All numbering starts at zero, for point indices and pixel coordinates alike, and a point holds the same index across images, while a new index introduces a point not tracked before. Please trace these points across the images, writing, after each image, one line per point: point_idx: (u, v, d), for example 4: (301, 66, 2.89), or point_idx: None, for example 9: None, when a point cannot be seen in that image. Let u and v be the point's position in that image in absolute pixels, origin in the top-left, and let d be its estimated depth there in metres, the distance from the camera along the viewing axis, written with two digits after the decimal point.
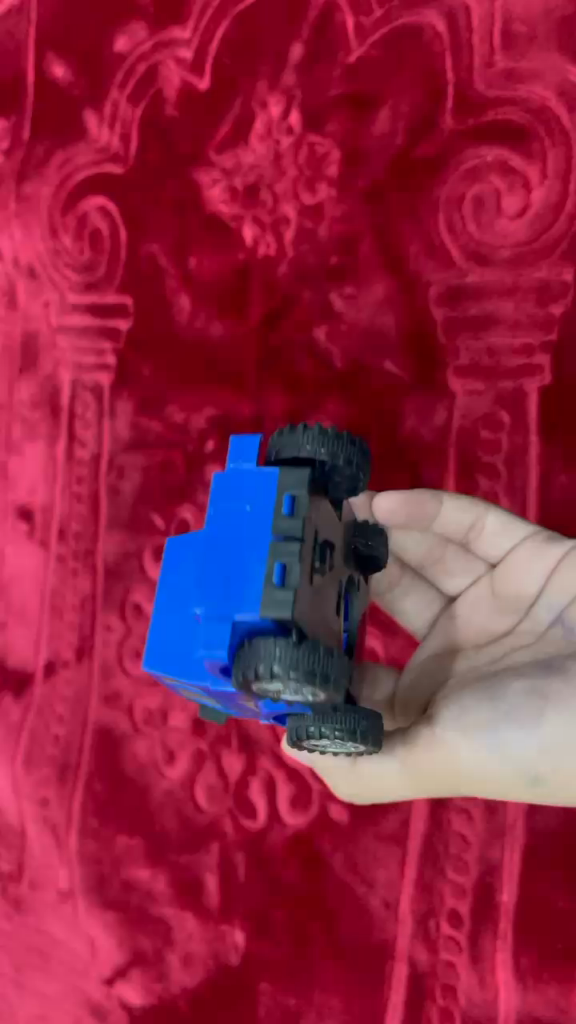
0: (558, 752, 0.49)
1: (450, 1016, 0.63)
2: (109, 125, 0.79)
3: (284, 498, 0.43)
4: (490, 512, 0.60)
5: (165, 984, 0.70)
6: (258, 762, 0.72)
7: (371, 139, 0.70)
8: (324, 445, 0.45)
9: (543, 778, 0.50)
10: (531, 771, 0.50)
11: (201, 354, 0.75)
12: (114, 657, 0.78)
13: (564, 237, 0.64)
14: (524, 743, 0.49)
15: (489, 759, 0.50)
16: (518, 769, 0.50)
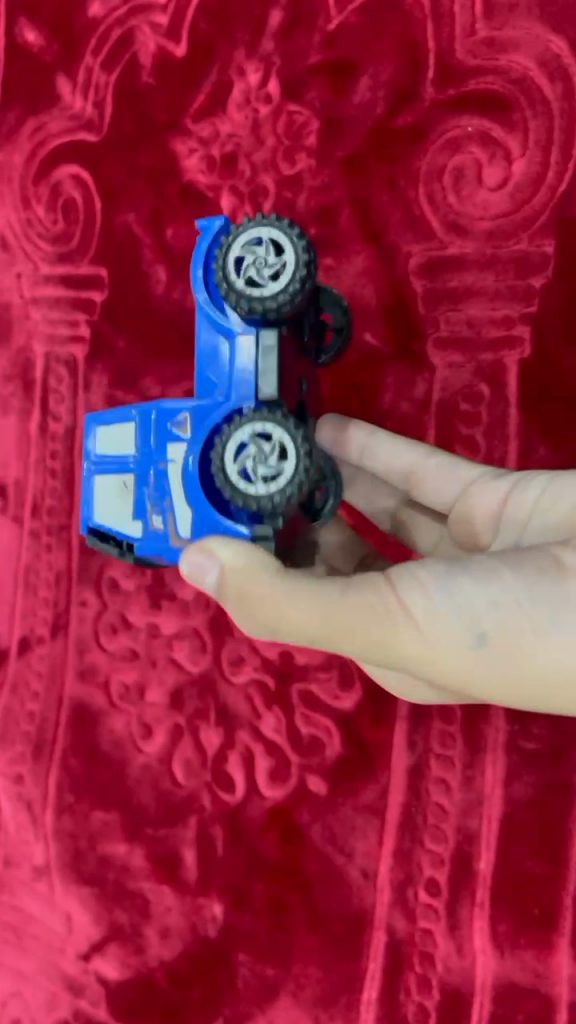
0: (524, 612, 0.42)
1: (427, 985, 0.64)
2: (82, 93, 0.78)
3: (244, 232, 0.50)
4: (431, 458, 0.61)
5: (143, 957, 0.70)
6: (236, 735, 0.71)
7: (351, 107, 0.68)
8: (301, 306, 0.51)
9: (496, 640, 0.42)
10: (478, 626, 0.42)
11: (177, 326, 0.74)
12: (89, 633, 0.77)
13: (545, 209, 0.64)
14: (482, 597, 0.42)
15: (433, 617, 0.43)
16: (469, 626, 0.42)
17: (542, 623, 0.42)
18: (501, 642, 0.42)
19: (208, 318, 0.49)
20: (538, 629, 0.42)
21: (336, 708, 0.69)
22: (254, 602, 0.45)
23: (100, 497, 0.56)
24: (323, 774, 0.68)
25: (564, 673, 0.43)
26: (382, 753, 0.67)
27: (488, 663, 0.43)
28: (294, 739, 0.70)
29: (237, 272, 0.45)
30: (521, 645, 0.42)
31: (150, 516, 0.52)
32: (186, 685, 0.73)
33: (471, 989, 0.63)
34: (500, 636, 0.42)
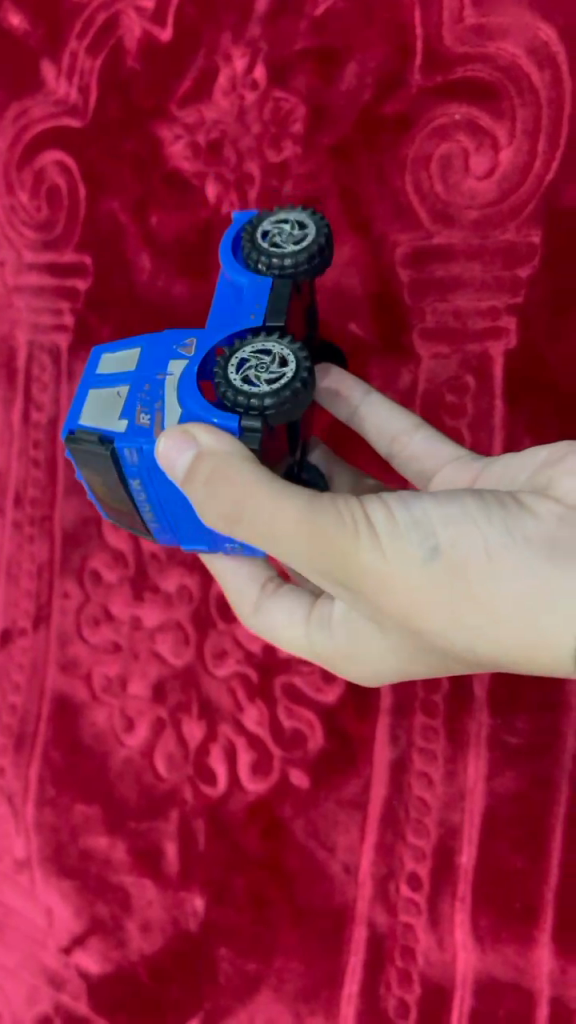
0: (472, 534, 0.45)
1: (408, 980, 0.64)
2: (67, 78, 0.76)
3: None
4: (419, 431, 0.59)
5: (124, 951, 0.70)
6: (219, 729, 0.71)
7: (338, 94, 0.68)
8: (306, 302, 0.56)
9: (445, 556, 0.45)
10: (430, 539, 0.45)
11: (162, 313, 0.73)
12: (71, 626, 0.76)
13: (532, 198, 0.63)
14: (435, 516, 0.46)
15: (389, 531, 0.45)
16: (420, 539, 0.45)
17: (488, 545, 0.45)
18: (449, 559, 0.45)
19: (227, 287, 0.55)
20: (485, 550, 0.45)
21: (320, 702, 0.68)
22: (227, 481, 0.44)
23: (88, 413, 0.53)
24: (305, 768, 0.68)
25: (506, 598, 0.44)
26: (364, 747, 0.67)
27: (437, 580, 0.45)
28: (277, 732, 0.69)
29: (262, 241, 0.53)
30: (468, 565, 0.45)
31: (136, 416, 0.51)
32: (169, 678, 0.73)
33: (452, 984, 0.62)
34: (448, 553, 0.45)
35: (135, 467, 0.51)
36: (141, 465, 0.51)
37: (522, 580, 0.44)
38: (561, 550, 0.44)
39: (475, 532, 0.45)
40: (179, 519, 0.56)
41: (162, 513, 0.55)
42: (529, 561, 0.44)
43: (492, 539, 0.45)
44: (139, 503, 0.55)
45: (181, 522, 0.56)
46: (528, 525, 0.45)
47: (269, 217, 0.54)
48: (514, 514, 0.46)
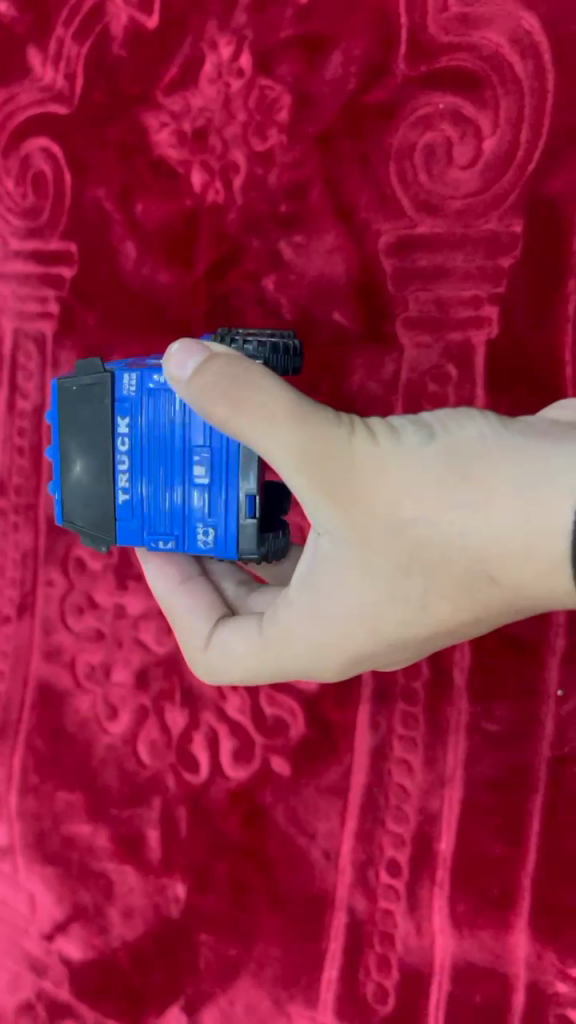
0: (467, 425, 0.46)
1: (387, 965, 0.64)
2: (53, 64, 0.76)
3: None
4: None
5: (105, 937, 0.70)
6: (201, 716, 0.70)
7: (323, 83, 0.67)
8: None
9: (439, 445, 0.45)
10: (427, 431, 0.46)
11: (148, 301, 0.73)
12: (55, 613, 0.76)
13: (514, 188, 0.63)
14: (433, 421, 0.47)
15: (386, 433, 0.46)
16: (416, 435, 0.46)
17: (484, 434, 0.45)
18: (445, 448, 0.45)
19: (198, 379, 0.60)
20: (480, 439, 0.45)
21: (301, 689, 0.67)
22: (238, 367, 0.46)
23: None
24: (286, 756, 0.68)
25: (505, 472, 0.43)
26: (346, 736, 0.67)
27: (434, 464, 0.45)
28: (258, 720, 0.69)
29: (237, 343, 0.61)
30: (465, 450, 0.45)
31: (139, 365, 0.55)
32: (152, 665, 0.73)
33: (429, 969, 0.63)
34: (444, 442, 0.45)
35: (132, 391, 0.53)
36: (138, 392, 0.53)
37: (519, 456, 0.44)
38: (555, 436, 0.45)
39: (470, 427, 0.46)
40: (153, 485, 0.54)
41: (139, 478, 0.54)
42: (525, 442, 0.44)
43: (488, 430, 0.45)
44: (118, 463, 0.54)
45: (158, 496, 0.54)
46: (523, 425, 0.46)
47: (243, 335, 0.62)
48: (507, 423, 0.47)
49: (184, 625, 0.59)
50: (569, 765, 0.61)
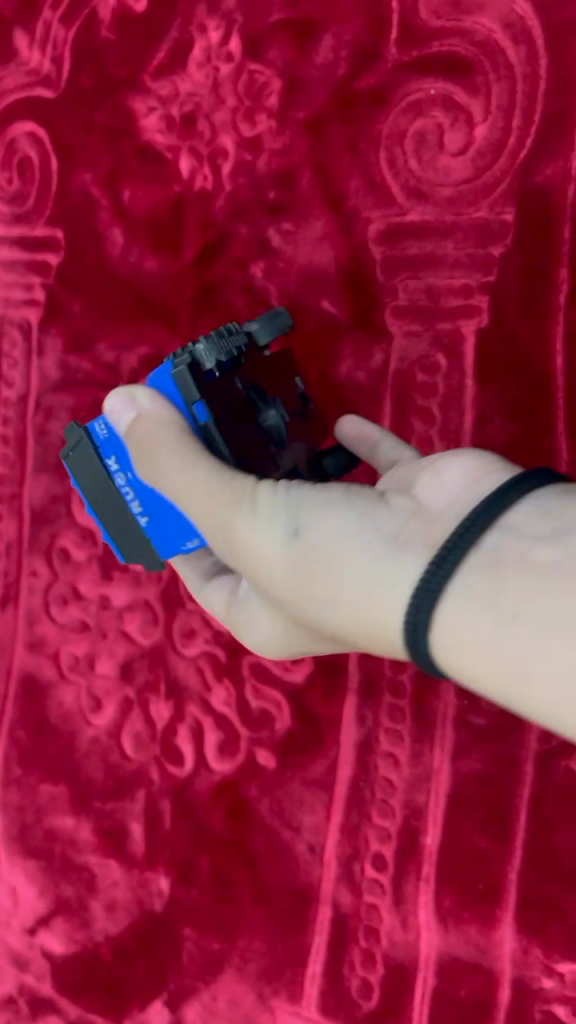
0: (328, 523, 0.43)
1: (372, 960, 0.63)
2: (40, 48, 0.76)
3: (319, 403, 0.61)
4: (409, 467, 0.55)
5: (88, 931, 0.70)
6: (186, 709, 0.70)
7: (313, 68, 0.67)
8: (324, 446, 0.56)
9: (303, 542, 0.44)
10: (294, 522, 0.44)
11: (134, 288, 0.72)
12: (39, 605, 0.75)
13: (506, 175, 0.62)
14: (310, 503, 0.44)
15: (259, 514, 0.46)
16: (283, 525, 0.45)
17: (343, 528, 0.42)
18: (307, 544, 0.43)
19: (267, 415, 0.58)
20: (337, 535, 0.42)
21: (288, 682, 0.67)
22: (155, 446, 0.47)
23: None
24: (271, 748, 0.67)
25: (352, 582, 0.41)
26: (332, 729, 0.66)
27: (297, 565, 0.44)
28: (243, 712, 0.68)
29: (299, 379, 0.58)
30: (322, 547, 0.43)
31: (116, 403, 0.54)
32: (137, 657, 0.72)
33: (415, 965, 0.62)
34: (307, 537, 0.44)
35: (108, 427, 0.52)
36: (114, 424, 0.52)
37: (366, 560, 0.41)
38: (407, 544, 0.40)
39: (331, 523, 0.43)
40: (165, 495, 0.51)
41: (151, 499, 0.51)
42: (375, 542, 0.41)
43: (348, 522, 0.43)
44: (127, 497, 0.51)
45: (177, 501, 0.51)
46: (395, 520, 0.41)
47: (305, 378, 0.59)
48: (375, 507, 0.43)
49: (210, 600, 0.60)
50: (557, 760, 0.60)
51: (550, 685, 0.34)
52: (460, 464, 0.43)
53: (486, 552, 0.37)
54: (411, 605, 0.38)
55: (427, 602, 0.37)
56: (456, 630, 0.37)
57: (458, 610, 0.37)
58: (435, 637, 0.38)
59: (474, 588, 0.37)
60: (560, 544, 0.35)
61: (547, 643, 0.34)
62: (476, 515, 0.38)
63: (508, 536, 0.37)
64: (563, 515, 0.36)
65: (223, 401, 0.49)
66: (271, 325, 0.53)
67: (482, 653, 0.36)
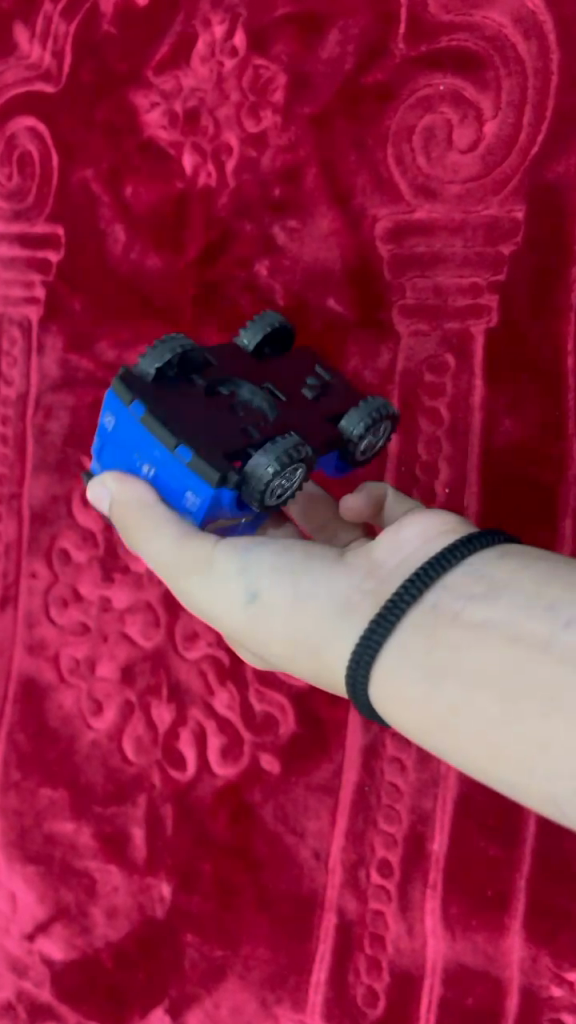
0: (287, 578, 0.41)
1: (377, 968, 0.62)
2: (40, 42, 0.75)
3: None
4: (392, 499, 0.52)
5: (88, 938, 0.68)
6: (188, 713, 0.69)
7: (319, 63, 0.66)
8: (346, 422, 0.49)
9: (260, 604, 0.42)
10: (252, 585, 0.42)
11: (136, 286, 0.71)
12: (38, 607, 0.74)
13: (516, 172, 0.61)
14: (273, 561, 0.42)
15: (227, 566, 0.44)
16: (240, 585, 0.42)
17: (296, 586, 0.41)
18: (264, 605, 0.42)
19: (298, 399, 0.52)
20: (292, 594, 0.41)
21: (292, 686, 0.66)
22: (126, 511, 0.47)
23: None
24: (275, 753, 0.66)
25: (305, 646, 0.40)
26: (337, 733, 0.65)
27: (253, 623, 0.42)
28: (247, 716, 0.67)
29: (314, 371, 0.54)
30: (275, 605, 0.41)
31: None
32: (138, 660, 0.71)
33: (421, 973, 0.61)
34: (263, 596, 0.42)
35: None
36: None
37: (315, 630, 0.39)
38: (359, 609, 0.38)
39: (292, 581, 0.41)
40: None
41: None
42: (325, 603, 0.39)
43: (302, 579, 0.41)
44: None
45: None
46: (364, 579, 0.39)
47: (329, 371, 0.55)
48: (335, 566, 0.41)
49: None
50: None
51: (480, 747, 0.32)
52: (423, 518, 0.40)
53: (424, 610, 0.35)
54: (350, 663, 0.37)
55: (363, 661, 0.36)
56: (391, 688, 0.35)
57: (394, 668, 0.35)
58: (374, 695, 0.36)
59: (412, 653, 0.35)
60: (494, 602, 0.34)
61: (471, 702, 0.33)
62: (417, 575, 0.36)
63: (445, 594, 0.35)
64: (503, 574, 0.35)
65: (158, 398, 0.48)
66: (261, 323, 0.54)
67: (417, 714, 0.35)
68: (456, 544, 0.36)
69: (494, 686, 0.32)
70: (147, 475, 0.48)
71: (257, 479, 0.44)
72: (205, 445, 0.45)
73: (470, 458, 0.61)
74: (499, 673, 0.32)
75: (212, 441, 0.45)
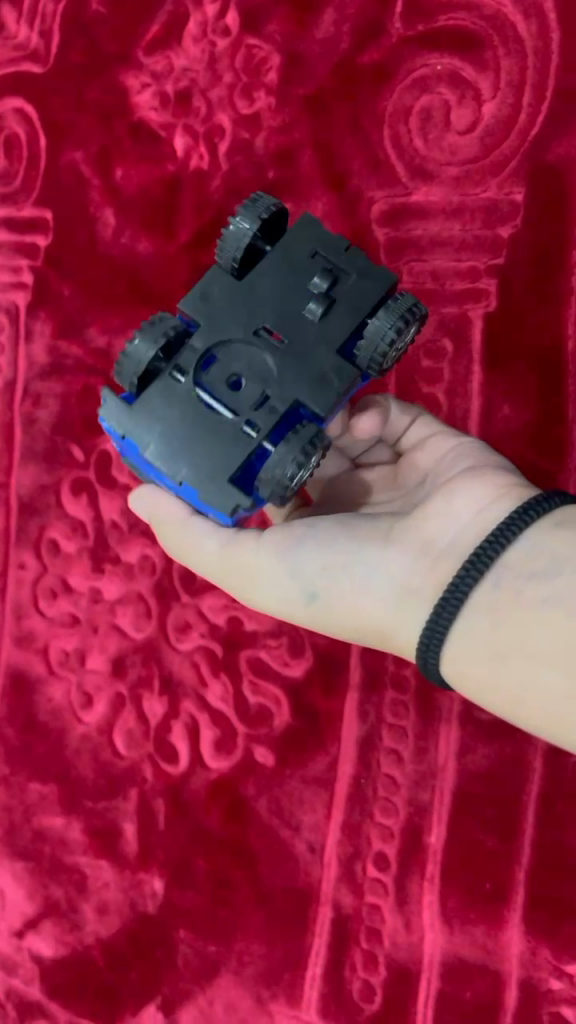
0: (342, 574, 0.47)
1: (374, 962, 0.61)
2: (28, 21, 0.73)
3: (387, 281, 0.48)
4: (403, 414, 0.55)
5: (78, 934, 0.67)
6: (181, 706, 0.68)
7: (314, 43, 0.65)
8: (363, 356, 0.47)
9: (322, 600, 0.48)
10: (310, 586, 0.48)
11: (126, 270, 0.70)
12: (27, 598, 0.72)
13: (516, 154, 0.60)
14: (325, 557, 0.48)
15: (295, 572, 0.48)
16: (299, 590, 0.48)
17: (353, 581, 0.47)
18: (324, 602, 0.48)
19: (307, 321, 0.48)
20: (350, 586, 0.47)
21: (286, 677, 0.65)
22: (160, 521, 0.52)
23: None
24: (270, 745, 0.65)
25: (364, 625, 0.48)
26: (332, 725, 0.64)
27: (315, 614, 0.49)
28: (241, 709, 0.66)
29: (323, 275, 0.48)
30: (336, 598, 0.48)
31: None
32: (130, 652, 0.69)
33: (418, 967, 0.60)
34: (319, 592, 0.48)
35: None
36: None
37: (374, 612, 0.47)
38: (411, 593, 0.46)
39: (345, 576, 0.47)
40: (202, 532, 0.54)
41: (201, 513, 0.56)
42: (381, 592, 0.46)
43: (356, 573, 0.47)
44: None
45: None
46: (404, 559, 0.46)
47: (343, 264, 0.48)
48: (382, 556, 0.46)
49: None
50: (566, 757, 0.60)
51: (555, 714, 0.40)
52: (469, 486, 0.46)
53: (484, 590, 0.42)
54: (420, 646, 0.44)
55: (433, 646, 0.43)
56: (461, 660, 0.43)
57: (465, 648, 0.43)
58: (446, 669, 0.44)
59: (477, 636, 0.43)
60: (550, 581, 0.41)
61: (543, 679, 0.41)
62: (478, 559, 0.42)
63: (506, 573, 0.42)
64: (553, 548, 0.41)
65: (150, 425, 0.47)
66: (254, 210, 0.48)
67: (491, 683, 0.43)
68: (509, 521, 0.42)
69: (556, 655, 0.40)
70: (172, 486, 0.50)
71: (277, 476, 0.44)
72: (211, 472, 0.46)
73: None
74: (562, 646, 0.40)
75: (216, 461, 0.46)
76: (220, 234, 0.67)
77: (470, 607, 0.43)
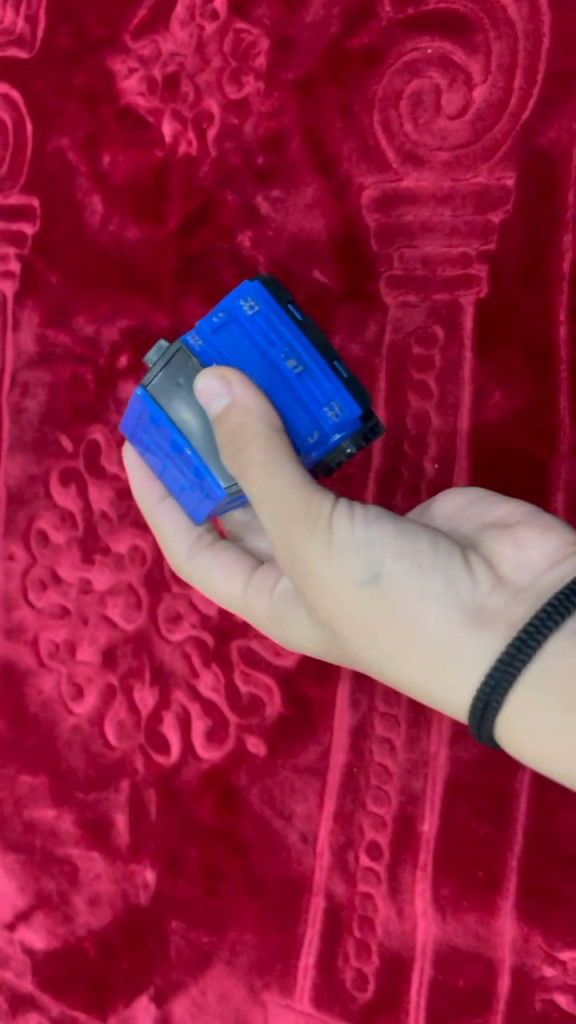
0: (416, 570, 0.45)
1: (367, 951, 0.61)
2: (14, 6, 0.72)
3: None
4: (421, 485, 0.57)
5: (70, 926, 0.68)
6: (172, 697, 0.67)
7: (303, 26, 0.64)
8: None
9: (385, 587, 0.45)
10: (376, 569, 0.45)
11: (114, 258, 0.69)
12: (17, 589, 0.72)
13: (507, 138, 0.60)
14: (402, 550, 0.45)
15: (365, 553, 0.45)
16: (364, 572, 0.45)
17: (425, 580, 0.45)
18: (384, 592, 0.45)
19: None
20: (421, 587, 0.45)
21: (278, 666, 0.64)
22: (248, 436, 0.47)
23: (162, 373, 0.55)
24: (262, 735, 0.64)
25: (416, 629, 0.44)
26: (324, 714, 0.63)
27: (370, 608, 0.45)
28: (232, 698, 0.65)
29: None
30: (404, 597, 0.45)
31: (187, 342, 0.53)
32: (120, 643, 0.69)
33: (411, 955, 0.60)
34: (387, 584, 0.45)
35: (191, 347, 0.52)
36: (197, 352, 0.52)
37: (435, 616, 0.44)
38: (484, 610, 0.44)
39: (420, 574, 0.45)
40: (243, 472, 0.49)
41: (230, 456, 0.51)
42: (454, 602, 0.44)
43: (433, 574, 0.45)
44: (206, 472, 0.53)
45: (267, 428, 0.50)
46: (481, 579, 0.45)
47: None
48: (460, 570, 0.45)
49: (211, 583, 0.60)
50: None
51: None
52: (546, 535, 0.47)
53: (561, 636, 0.42)
54: (485, 687, 0.42)
55: (502, 681, 0.41)
56: (522, 711, 0.42)
57: (529, 696, 0.41)
58: (501, 714, 0.42)
59: (544, 686, 0.41)
60: None
61: None
62: (558, 603, 0.42)
63: None
64: None
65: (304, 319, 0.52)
66: None
67: (552, 739, 0.41)
68: None
69: None
70: (292, 372, 0.50)
71: None
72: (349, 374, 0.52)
73: (460, 436, 0.61)
74: None
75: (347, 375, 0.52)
76: (209, 222, 0.66)
77: (545, 650, 0.41)
